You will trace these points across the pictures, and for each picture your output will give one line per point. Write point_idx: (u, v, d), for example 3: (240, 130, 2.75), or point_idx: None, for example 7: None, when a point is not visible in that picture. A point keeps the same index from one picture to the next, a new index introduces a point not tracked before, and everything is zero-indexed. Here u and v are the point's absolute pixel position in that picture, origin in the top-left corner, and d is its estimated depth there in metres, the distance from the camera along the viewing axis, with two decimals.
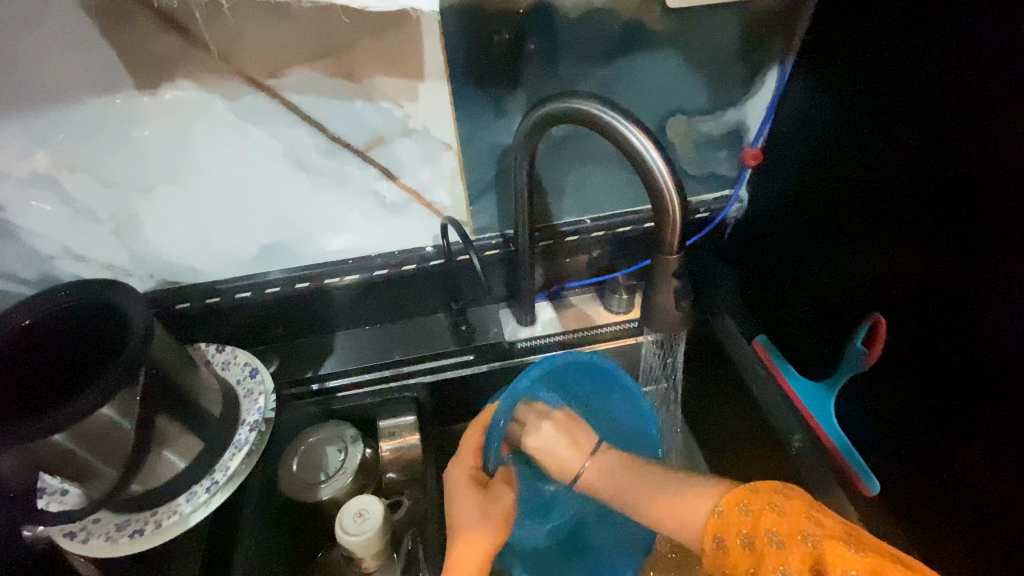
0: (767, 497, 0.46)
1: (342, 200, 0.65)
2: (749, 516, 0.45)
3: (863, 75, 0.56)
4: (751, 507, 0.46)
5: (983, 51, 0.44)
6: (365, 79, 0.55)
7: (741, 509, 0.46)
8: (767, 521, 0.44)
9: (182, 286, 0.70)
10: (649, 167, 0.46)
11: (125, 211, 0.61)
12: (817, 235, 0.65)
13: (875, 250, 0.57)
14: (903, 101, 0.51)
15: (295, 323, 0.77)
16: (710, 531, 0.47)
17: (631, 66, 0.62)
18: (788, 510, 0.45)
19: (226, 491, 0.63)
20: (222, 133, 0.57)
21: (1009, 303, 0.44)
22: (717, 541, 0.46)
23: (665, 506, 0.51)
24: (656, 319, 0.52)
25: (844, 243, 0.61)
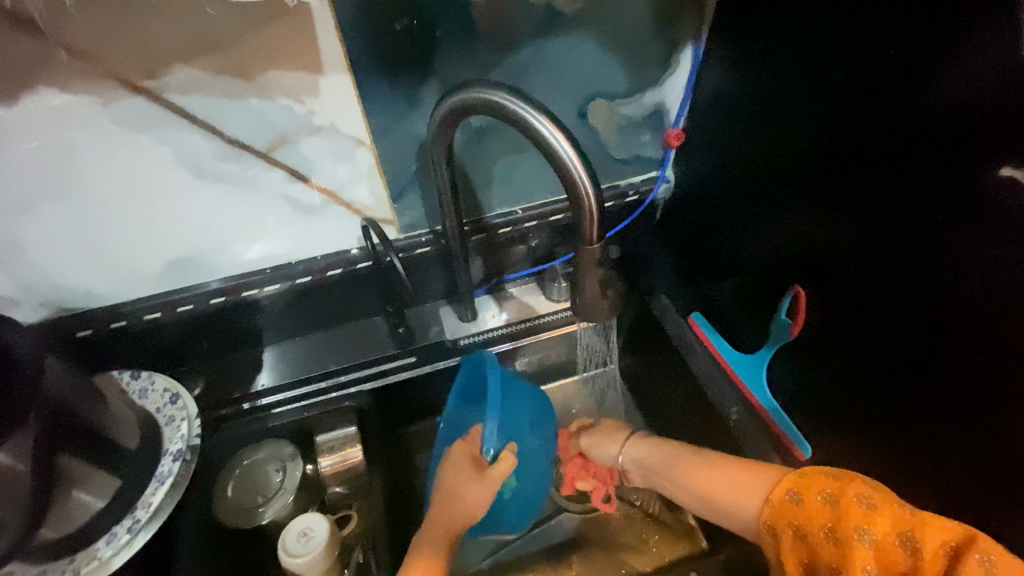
0: (852, 487, 0.44)
1: (252, 206, 0.61)
2: (832, 507, 0.44)
3: (772, 51, 0.56)
4: (835, 496, 0.44)
5: (878, 21, 0.44)
6: (259, 75, 0.51)
7: (823, 497, 0.45)
8: (854, 515, 0.42)
9: (83, 312, 0.64)
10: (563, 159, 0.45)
11: (2, 235, 0.55)
12: (744, 209, 0.66)
13: (796, 226, 0.59)
14: (813, 75, 0.52)
15: (219, 340, 0.72)
16: (784, 487, 0.48)
17: (548, 51, 0.60)
18: (877, 502, 0.42)
19: (150, 530, 0.57)
20: (102, 144, 0.52)
21: (916, 268, 0.46)
22: (787, 498, 0.48)
23: (666, 458, 0.64)
24: (585, 309, 0.52)
25: (766, 221, 0.63)
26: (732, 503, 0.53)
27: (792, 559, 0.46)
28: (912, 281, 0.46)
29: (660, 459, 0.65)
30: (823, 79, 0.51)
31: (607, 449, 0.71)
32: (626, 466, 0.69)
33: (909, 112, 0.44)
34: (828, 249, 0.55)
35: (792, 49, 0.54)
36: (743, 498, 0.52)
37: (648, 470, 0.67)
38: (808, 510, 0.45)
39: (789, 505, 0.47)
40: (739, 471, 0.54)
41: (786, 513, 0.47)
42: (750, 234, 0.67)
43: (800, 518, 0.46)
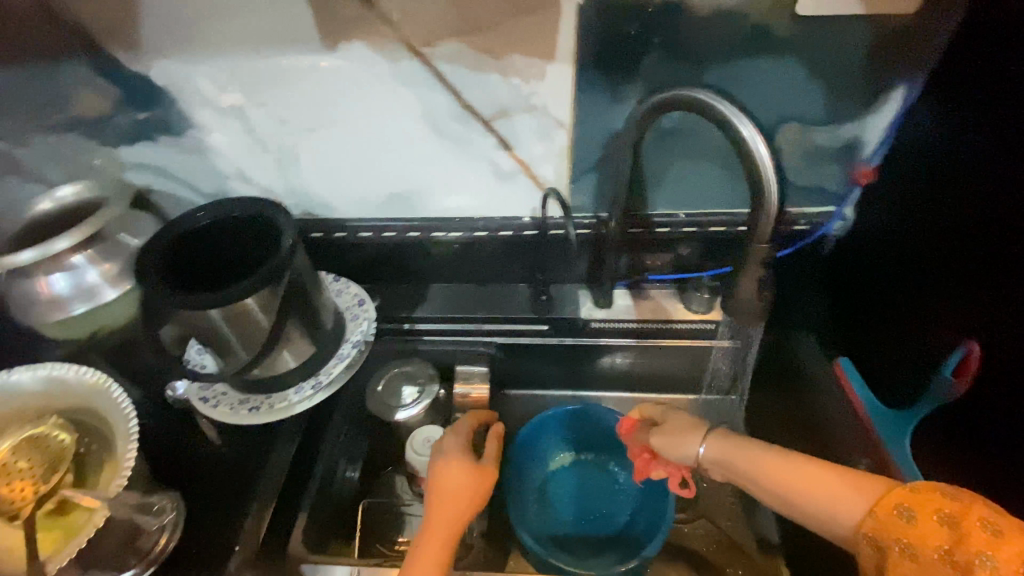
0: (972, 510, 0.41)
1: (461, 162, 0.74)
2: (951, 528, 0.41)
3: (984, 102, 0.55)
4: (954, 517, 0.42)
5: None
6: (503, 56, 0.63)
7: (940, 518, 0.42)
8: (977, 539, 0.40)
9: (319, 219, 0.83)
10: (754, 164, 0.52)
11: (292, 147, 0.74)
12: (912, 259, 0.65)
13: (977, 284, 0.56)
14: (1013, 134, 0.51)
15: (401, 268, 0.88)
16: (892, 501, 0.44)
17: (752, 69, 0.64)
18: (1004, 529, 0.40)
19: (326, 392, 0.74)
20: (377, 92, 0.68)
21: None
22: (896, 514, 0.44)
23: (745, 454, 0.53)
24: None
25: (938, 276, 0.61)
26: (824, 511, 0.47)
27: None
28: None
29: (740, 455, 0.53)
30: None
31: (684, 449, 0.58)
32: (706, 466, 0.57)
33: None
34: (1001, 313, 0.53)
35: (998, 105, 0.53)
36: (845, 504, 0.46)
37: (718, 463, 0.55)
38: (920, 529, 0.42)
39: (897, 521, 0.43)
40: (848, 475, 0.47)
41: (894, 529, 0.43)
42: (920, 289, 0.64)
43: (910, 536, 0.43)
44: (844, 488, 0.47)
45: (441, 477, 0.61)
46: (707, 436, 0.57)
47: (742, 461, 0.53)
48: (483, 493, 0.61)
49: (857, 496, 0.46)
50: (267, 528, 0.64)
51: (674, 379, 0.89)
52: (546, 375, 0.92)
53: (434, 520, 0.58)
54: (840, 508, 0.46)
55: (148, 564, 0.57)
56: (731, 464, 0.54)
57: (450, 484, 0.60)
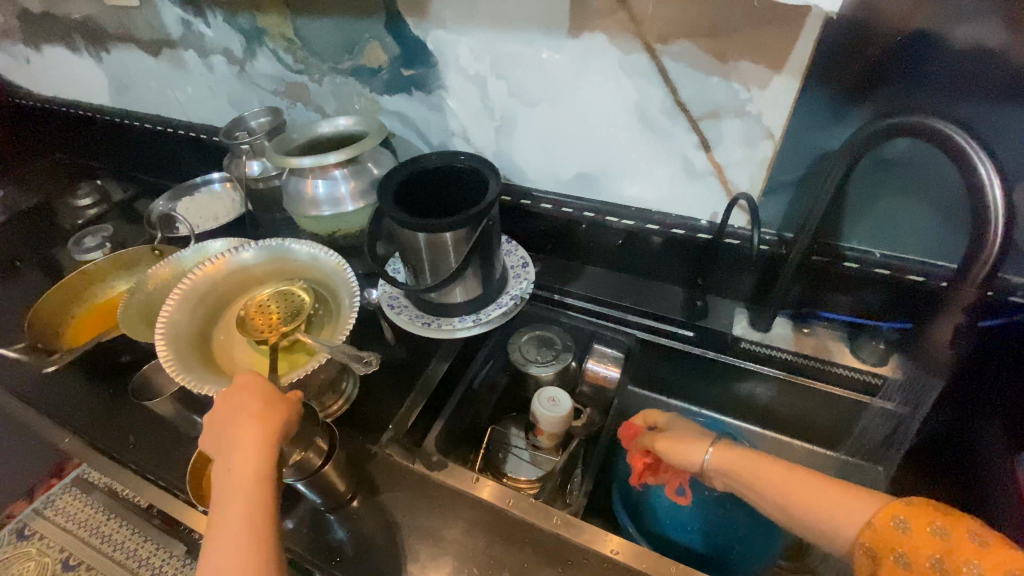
0: (964, 523, 0.46)
1: (658, 155, 0.79)
2: (944, 540, 0.46)
3: None
4: (945, 528, 0.46)
5: None
6: (731, 61, 0.66)
7: (933, 529, 0.47)
8: (966, 548, 0.44)
9: (514, 183, 0.94)
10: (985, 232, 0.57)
11: (512, 116, 0.85)
12: None
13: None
14: None
15: (569, 244, 0.96)
16: (888, 513, 0.49)
17: (1005, 116, 0.58)
18: (990, 540, 0.44)
19: (482, 327, 0.84)
20: (601, 79, 0.75)
21: None
22: (892, 525, 0.48)
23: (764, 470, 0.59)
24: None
25: None
26: (821, 519, 0.53)
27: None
28: None
29: (749, 468, 0.60)
30: None
31: (689, 454, 0.66)
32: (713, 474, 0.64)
33: None
34: None
35: None
36: (846, 513, 0.52)
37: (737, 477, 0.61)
38: (914, 539, 0.47)
39: (894, 531, 0.48)
40: (846, 491, 0.53)
41: (888, 538, 0.48)
42: None
43: (905, 545, 0.47)
44: (839, 497, 0.53)
45: (227, 399, 0.55)
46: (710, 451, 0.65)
47: (746, 476, 0.60)
48: (267, 447, 0.52)
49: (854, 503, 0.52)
50: (415, 417, 0.77)
51: (818, 426, 0.86)
52: (678, 380, 0.93)
53: (236, 470, 0.51)
54: (844, 519, 0.52)
55: (328, 416, 0.74)
56: (743, 476, 0.60)
57: (240, 430, 0.53)
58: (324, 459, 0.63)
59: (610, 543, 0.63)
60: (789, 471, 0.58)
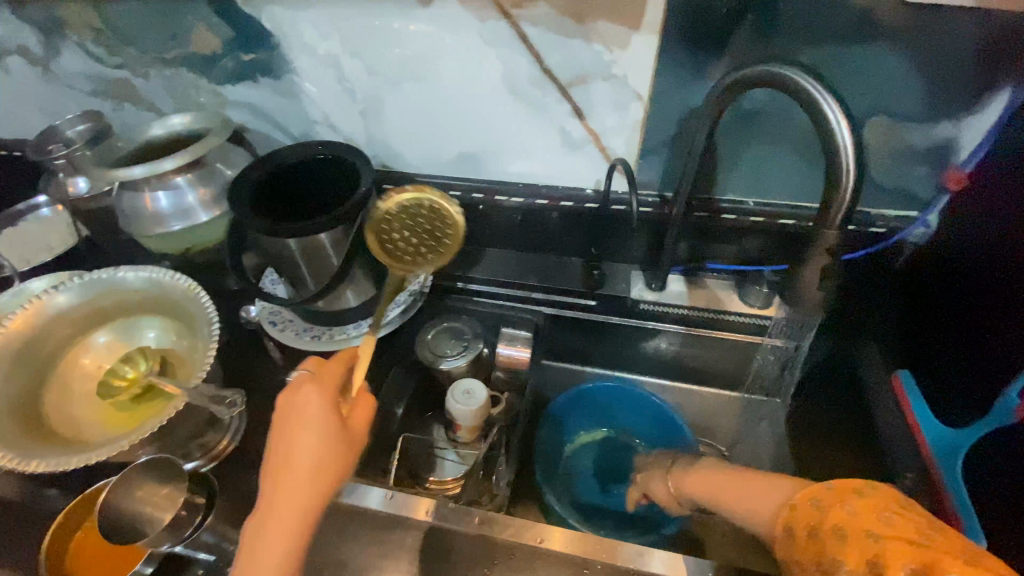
0: (832, 517, 0.44)
1: (533, 127, 0.76)
2: (812, 539, 0.44)
3: None
4: (816, 527, 0.44)
5: None
6: (589, 22, 0.64)
7: (806, 530, 0.45)
8: (830, 547, 0.42)
9: (393, 170, 0.87)
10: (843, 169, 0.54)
11: (376, 98, 0.78)
12: (977, 278, 0.64)
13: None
14: None
15: (461, 229, 0.92)
16: (780, 519, 0.48)
17: (847, 57, 0.62)
18: (849, 533, 0.42)
19: (381, 332, 0.79)
20: (462, 51, 0.70)
21: None
22: (784, 530, 0.47)
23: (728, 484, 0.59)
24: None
25: (999, 302, 0.60)
26: (753, 509, 0.53)
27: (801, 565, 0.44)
28: None
29: (716, 484, 0.60)
30: None
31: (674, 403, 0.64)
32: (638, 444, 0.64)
33: None
34: None
35: None
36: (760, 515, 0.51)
37: (710, 494, 0.61)
38: (801, 545, 0.45)
39: (785, 537, 0.46)
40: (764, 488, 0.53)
41: (785, 546, 0.46)
42: (980, 303, 0.63)
43: (794, 553, 0.45)
44: (767, 488, 0.53)
45: (292, 411, 0.54)
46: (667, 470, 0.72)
47: (710, 486, 0.61)
48: (330, 463, 0.52)
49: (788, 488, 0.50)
50: None
51: (721, 372, 0.90)
52: (591, 349, 0.94)
53: (298, 492, 0.51)
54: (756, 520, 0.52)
55: (211, 458, 0.66)
56: (715, 492, 0.60)
57: (322, 457, 0.52)
58: (202, 515, 0.59)
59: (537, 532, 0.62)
60: (738, 474, 0.59)
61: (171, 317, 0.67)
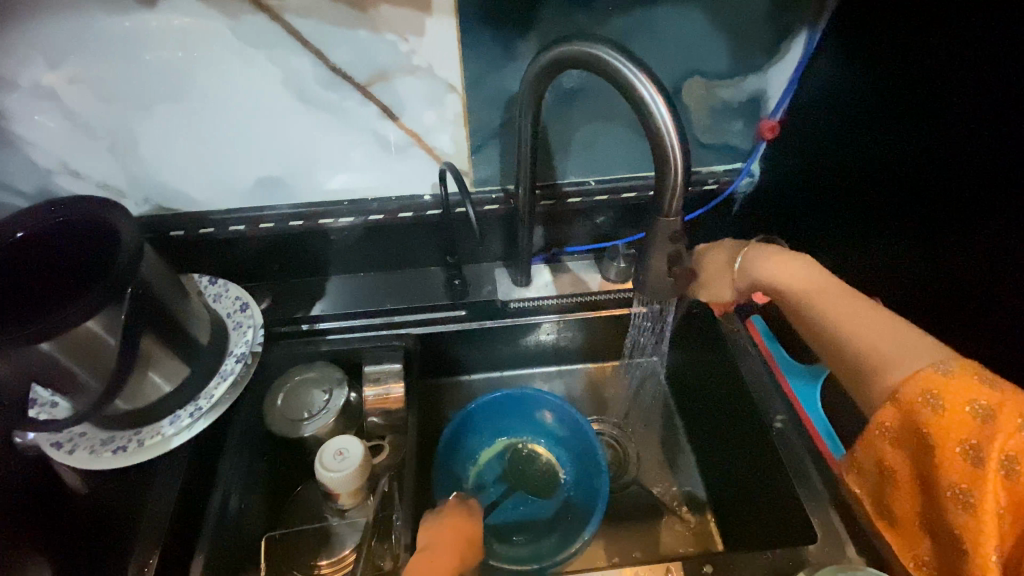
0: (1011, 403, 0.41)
1: (342, 137, 0.64)
2: (981, 425, 0.42)
3: (876, 58, 0.55)
4: (989, 410, 0.41)
5: (973, 49, 0.46)
6: (371, 8, 0.53)
7: (971, 409, 0.42)
8: (1007, 428, 0.40)
9: (179, 213, 0.69)
10: (669, 181, 0.46)
11: (126, 130, 0.60)
12: (812, 219, 0.68)
13: (870, 231, 0.59)
14: (896, 99, 0.54)
15: (290, 262, 0.77)
16: (923, 387, 0.44)
17: (652, 20, 0.59)
18: None
19: (208, 419, 0.63)
20: (223, 59, 0.55)
21: (974, 305, 0.47)
22: (926, 403, 0.44)
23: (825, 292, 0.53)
24: (647, 285, 0.51)
25: (831, 241, 0.65)
26: (876, 341, 0.48)
27: (892, 452, 0.48)
28: (951, 309, 0.50)
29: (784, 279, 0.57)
30: (907, 109, 0.53)
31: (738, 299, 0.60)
32: None
33: (977, 152, 0.46)
34: (881, 273, 0.58)
35: (885, 77, 0.55)
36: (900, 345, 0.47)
37: (816, 299, 0.54)
38: (946, 420, 0.43)
39: (922, 407, 0.44)
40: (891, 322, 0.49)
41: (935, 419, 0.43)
42: (815, 241, 0.67)
43: (943, 427, 0.43)
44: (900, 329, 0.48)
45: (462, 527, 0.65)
46: (750, 245, 0.62)
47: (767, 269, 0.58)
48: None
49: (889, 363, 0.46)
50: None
51: (602, 350, 0.88)
52: (471, 358, 0.86)
53: None
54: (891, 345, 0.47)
55: None
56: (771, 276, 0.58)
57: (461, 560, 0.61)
58: None
59: None
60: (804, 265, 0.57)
61: None
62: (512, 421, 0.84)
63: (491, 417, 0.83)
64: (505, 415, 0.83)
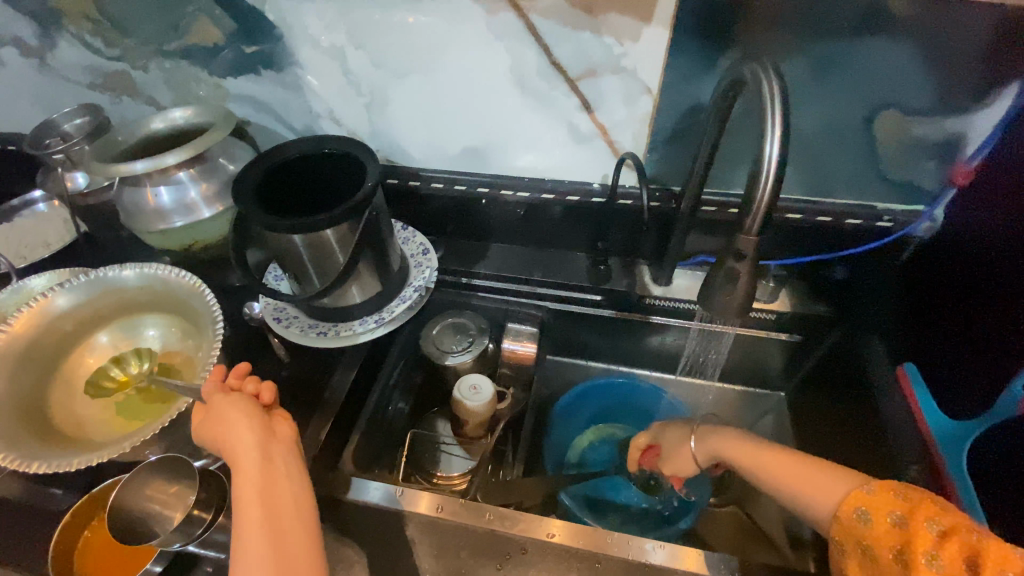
0: (923, 510, 0.46)
1: (542, 121, 0.75)
2: (901, 530, 0.46)
3: None
4: (903, 517, 0.46)
5: None
6: (600, 14, 0.63)
7: (892, 518, 0.47)
8: (924, 538, 0.44)
9: (397, 165, 0.86)
10: (755, 199, 0.46)
11: (381, 92, 0.77)
12: (983, 273, 0.64)
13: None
14: None
15: (467, 223, 0.91)
16: (850, 504, 0.49)
17: (858, 50, 0.62)
18: (946, 526, 0.44)
19: (387, 328, 0.77)
20: (471, 45, 0.69)
21: None
22: (854, 516, 0.49)
23: (787, 464, 0.56)
24: (714, 302, 0.51)
25: (997, 298, 0.62)
26: (812, 490, 0.53)
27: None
28: None
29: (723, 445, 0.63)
30: None
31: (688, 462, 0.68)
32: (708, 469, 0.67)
33: None
34: None
35: None
36: (819, 494, 0.52)
37: (774, 469, 0.57)
38: (875, 531, 0.47)
39: (855, 523, 0.48)
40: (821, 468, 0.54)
41: (852, 529, 0.48)
42: (978, 297, 0.64)
43: (868, 536, 0.47)
44: (818, 476, 0.53)
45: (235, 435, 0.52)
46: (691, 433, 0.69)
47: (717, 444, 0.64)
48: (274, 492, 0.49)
49: (818, 502, 0.52)
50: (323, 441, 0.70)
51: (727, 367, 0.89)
52: (594, 343, 0.93)
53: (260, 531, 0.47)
54: (818, 493, 0.52)
55: (218, 456, 0.62)
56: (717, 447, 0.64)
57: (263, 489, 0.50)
58: (213, 514, 0.55)
59: (548, 527, 0.62)
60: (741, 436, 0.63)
61: (177, 316, 0.68)
62: (624, 410, 0.90)
63: (605, 400, 0.90)
64: (619, 403, 0.90)
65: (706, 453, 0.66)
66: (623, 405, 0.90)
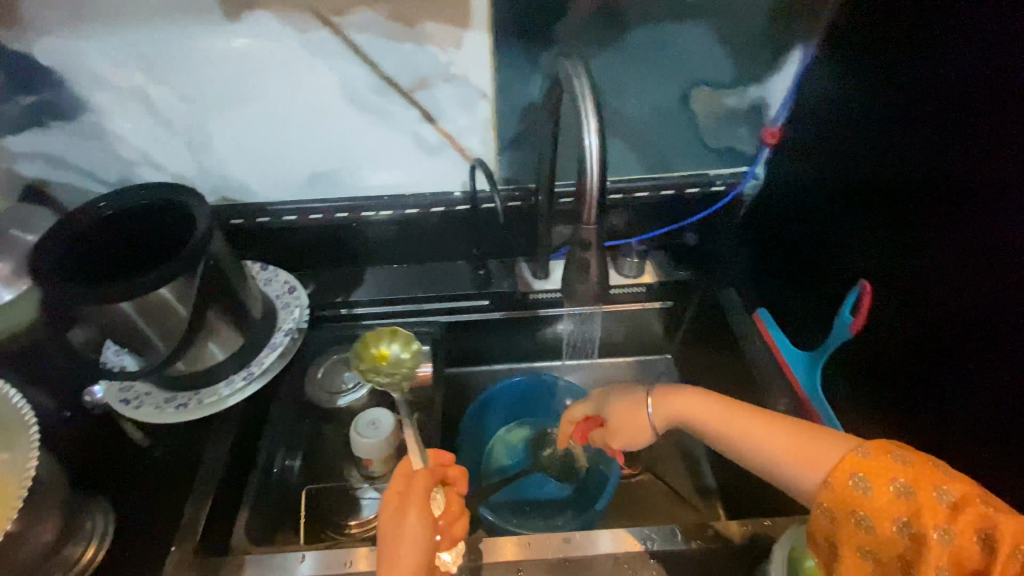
0: (929, 477, 0.42)
1: (388, 137, 0.73)
2: (908, 502, 0.42)
3: (867, 64, 0.62)
4: (910, 486, 0.42)
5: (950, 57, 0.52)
6: (419, 24, 0.62)
7: (897, 489, 0.43)
8: (933, 509, 0.41)
9: (239, 203, 0.79)
10: (586, 191, 0.48)
11: (200, 128, 0.70)
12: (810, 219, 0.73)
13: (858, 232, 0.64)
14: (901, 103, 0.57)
15: (334, 253, 0.85)
16: (845, 471, 0.45)
17: (665, 36, 0.67)
18: (957, 493, 0.41)
19: (259, 383, 0.71)
20: (293, 68, 0.65)
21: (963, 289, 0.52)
22: (851, 487, 0.44)
23: (739, 422, 0.54)
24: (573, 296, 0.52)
25: (824, 237, 0.70)
26: (773, 448, 0.51)
27: (845, 546, 0.45)
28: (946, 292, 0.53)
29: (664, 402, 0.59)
30: (915, 111, 0.56)
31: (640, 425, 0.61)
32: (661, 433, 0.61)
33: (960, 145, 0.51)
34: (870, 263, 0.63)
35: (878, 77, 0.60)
36: (803, 461, 0.48)
37: (728, 433, 0.54)
38: (878, 501, 0.43)
39: (854, 493, 0.44)
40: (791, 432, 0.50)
41: (847, 499, 0.44)
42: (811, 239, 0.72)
43: (866, 507, 0.43)
44: (771, 430, 0.51)
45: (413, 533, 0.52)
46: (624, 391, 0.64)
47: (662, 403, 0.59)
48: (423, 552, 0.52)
49: (793, 469, 0.49)
50: (205, 525, 0.62)
51: (618, 345, 0.93)
52: (491, 349, 0.92)
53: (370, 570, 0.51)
54: (804, 463, 0.48)
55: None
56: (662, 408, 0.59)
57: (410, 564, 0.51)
58: None
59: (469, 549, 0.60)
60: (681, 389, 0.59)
61: None
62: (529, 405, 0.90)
63: (510, 400, 0.89)
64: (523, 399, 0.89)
65: (664, 417, 0.59)
66: (527, 401, 0.90)
